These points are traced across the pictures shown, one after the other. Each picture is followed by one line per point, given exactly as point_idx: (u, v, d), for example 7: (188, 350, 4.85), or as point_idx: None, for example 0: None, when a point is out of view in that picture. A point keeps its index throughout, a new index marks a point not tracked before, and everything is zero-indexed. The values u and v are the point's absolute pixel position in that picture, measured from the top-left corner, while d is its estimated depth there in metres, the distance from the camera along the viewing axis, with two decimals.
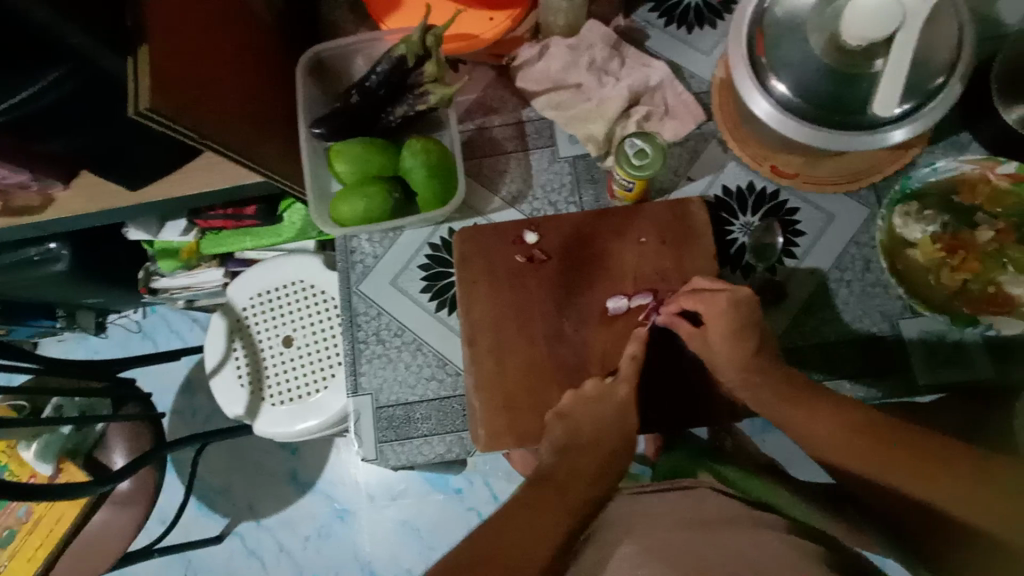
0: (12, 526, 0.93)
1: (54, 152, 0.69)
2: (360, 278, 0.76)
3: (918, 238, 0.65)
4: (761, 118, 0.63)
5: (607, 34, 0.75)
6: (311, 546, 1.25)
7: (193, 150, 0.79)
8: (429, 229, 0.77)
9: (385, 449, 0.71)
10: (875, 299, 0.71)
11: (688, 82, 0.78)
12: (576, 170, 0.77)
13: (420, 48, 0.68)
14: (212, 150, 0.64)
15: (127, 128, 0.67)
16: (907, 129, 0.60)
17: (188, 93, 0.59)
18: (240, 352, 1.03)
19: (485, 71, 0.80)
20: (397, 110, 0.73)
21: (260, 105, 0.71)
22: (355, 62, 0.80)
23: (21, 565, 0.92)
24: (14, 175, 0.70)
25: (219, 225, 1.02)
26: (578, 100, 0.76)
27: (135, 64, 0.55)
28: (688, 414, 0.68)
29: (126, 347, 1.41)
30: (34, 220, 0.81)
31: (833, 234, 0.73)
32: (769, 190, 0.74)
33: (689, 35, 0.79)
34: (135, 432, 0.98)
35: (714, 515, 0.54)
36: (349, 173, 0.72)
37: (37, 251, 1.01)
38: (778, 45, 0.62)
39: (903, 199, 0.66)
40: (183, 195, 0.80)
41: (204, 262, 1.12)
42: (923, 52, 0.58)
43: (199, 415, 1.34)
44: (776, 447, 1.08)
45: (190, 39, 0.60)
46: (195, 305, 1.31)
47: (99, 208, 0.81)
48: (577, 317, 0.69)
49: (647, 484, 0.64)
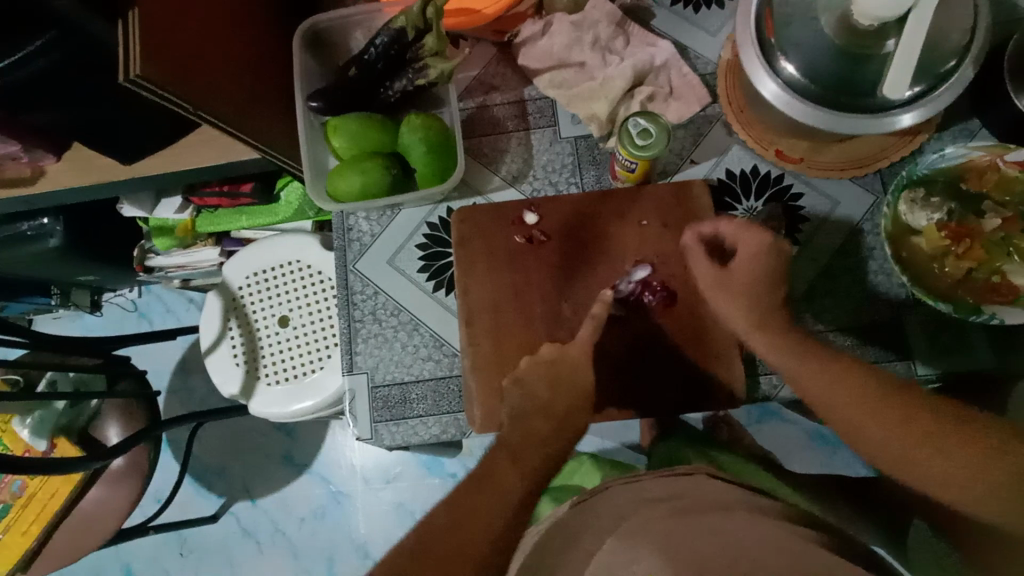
0: (4, 501, 0.92)
1: (45, 123, 0.67)
2: (357, 256, 0.75)
3: (923, 225, 0.65)
4: (768, 99, 0.61)
5: (612, 11, 0.73)
6: (306, 526, 1.26)
7: (188, 125, 0.78)
8: (427, 208, 0.76)
9: (381, 429, 0.71)
10: (877, 287, 0.70)
11: (693, 63, 0.77)
12: (577, 150, 0.76)
13: (420, 21, 0.66)
14: (205, 123, 0.62)
15: (119, 100, 0.65)
16: (916, 113, 0.59)
17: (180, 63, 0.57)
18: (235, 331, 1.02)
19: (486, 48, 0.79)
20: (396, 84, 0.72)
21: (253, 77, 0.69)
22: (354, 36, 0.78)
23: (13, 541, 0.91)
24: (4, 144, 0.69)
25: (215, 202, 1.01)
26: (581, 79, 0.74)
27: (126, 33, 0.53)
28: (689, 400, 0.67)
29: (122, 326, 1.41)
30: (26, 193, 0.79)
31: (837, 221, 0.72)
32: (773, 174, 0.73)
33: (696, 14, 0.77)
34: (130, 410, 0.98)
35: (709, 494, 0.53)
36: (347, 149, 0.70)
37: (29, 225, 1.00)
38: (788, 24, 0.60)
39: (909, 184, 0.65)
40: (178, 169, 0.78)
41: (200, 240, 1.11)
42: (935, 35, 0.57)
43: (195, 395, 1.34)
44: (770, 437, 1.14)
45: (182, 7, 0.58)
46: (191, 284, 1.30)
47: (91, 182, 0.79)
48: (575, 300, 0.68)
49: (646, 471, 0.60)
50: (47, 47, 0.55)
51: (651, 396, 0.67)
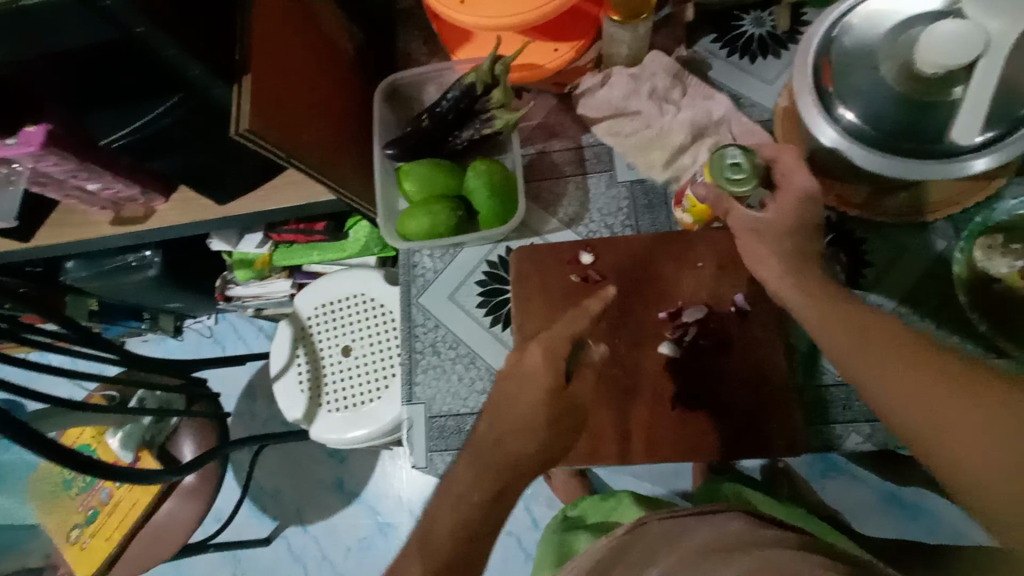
0: (94, 507, 1.01)
1: (162, 169, 0.77)
2: (420, 290, 0.79)
3: (1004, 272, 0.61)
4: (827, 146, 0.62)
5: (669, 64, 0.77)
6: (353, 556, 1.28)
7: (277, 169, 0.87)
8: (488, 247, 0.80)
9: (436, 459, 0.73)
10: (951, 338, 0.67)
11: (749, 110, 0.78)
12: (633, 194, 0.79)
13: (489, 77, 0.73)
14: (295, 169, 0.69)
15: (225, 149, 0.74)
16: (989, 158, 0.57)
17: (279, 117, 0.65)
18: (302, 358, 1.09)
19: (547, 99, 0.83)
20: (464, 133, 0.78)
21: (337, 128, 0.77)
22: (426, 90, 0.85)
23: (98, 546, 0.98)
24: (127, 188, 0.79)
25: (291, 238, 1.09)
26: (637, 127, 0.77)
27: (239, 93, 0.61)
28: (747, 447, 0.65)
29: (199, 351, 1.52)
30: (137, 229, 0.90)
31: (903, 269, 0.70)
32: (833, 219, 0.72)
33: (753, 64, 0.80)
34: (204, 429, 1.07)
35: (767, 535, 0.51)
36: (417, 193, 0.76)
37: (135, 257, 1.12)
38: (846, 75, 0.61)
39: (985, 231, 0.63)
40: (265, 209, 0.87)
41: (275, 273, 1.20)
42: (1009, 81, 0.56)
43: (258, 419, 1.41)
44: (838, 496, 1.06)
45: (285, 69, 0.66)
46: (263, 313, 1.40)
47: (192, 220, 0.89)
48: (630, 339, 0.69)
49: (680, 506, 0.59)
50: (174, 104, 0.64)
51: (706, 439, 0.66)
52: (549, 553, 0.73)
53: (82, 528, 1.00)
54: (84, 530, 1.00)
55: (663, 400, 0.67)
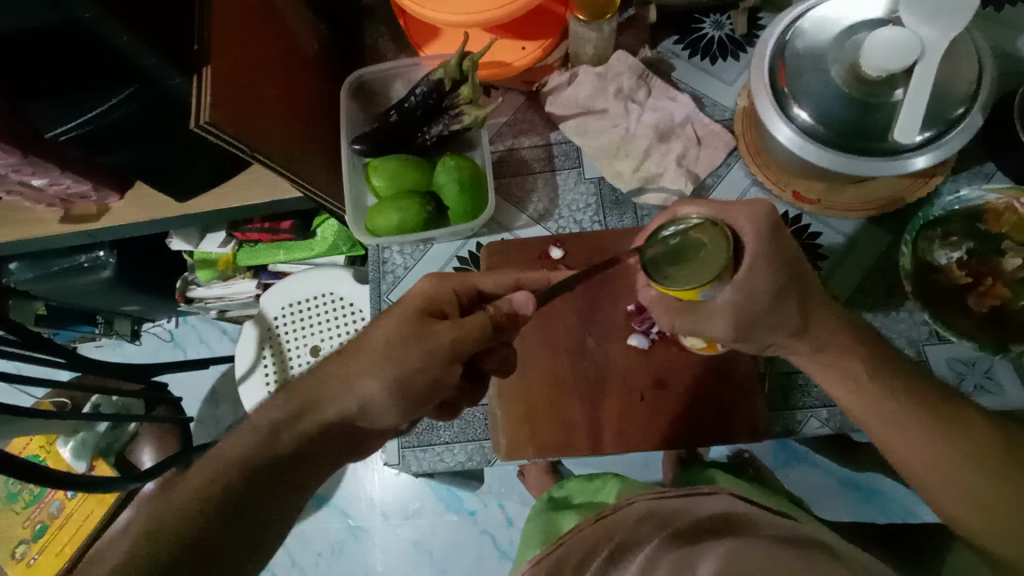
0: (42, 521, 0.97)
1: (116, 165, 0.74)
2: (391, 287, 0.79)
3: (942, 263, 0.67)
4: (783, 143, 0.65)
5: (634, 64, 0.79)
6: (323, 562, 1.25)
7: (240, 165, 0.84)
8: (458, 243, 0.80)
9: (408, 455, 0.73)
10: (898, 324, 0.71)
11: (709, 110, 0.81)
12: (600, 191, 0.80)
13: (457, 72, 0.73)
14: (258, 163, 0.68)
15: (184, 143, 0.72)
16: (929, 155, 0.61)
17: (240, 110, 0.63)
18: (268, 359, 1.07)
19: (516, 96, 0.84)
20: (433, 129, 0.78)
21: (303, 123, 0.76)
22: (394, 86, 0.85)
23: (48, 561, 0.95)
24: (78, 184, 0.76)
25: (256, 237, 1.07)
26: (604, 125, 0.79)
27: (200, 85, 0.60)
28: (714, 434, 0.67)
29: (158, 355, 1.46)
30: (90, 227, 0.86)
31: (855, 259, 0.74)
32: (791, 214, 0.76)
33: (713, 65, 0.83)
34: (165, 435, 1.02)
35: (735, 515, 0.52)
36: (386, 187, 0.76)
37: (87, 258, 1.07)
38: (799, 75, 0.64)
39: (926, 225, 0.68)
40: (228, 206, 0.84)
41: (240, 273, 1.17)
42: (942, 83, 0.60)
43: (223, 424, 1.37)
44: (799, 483, 1.11)
45: (248, 63, 0.65)
46: (227, 315, 1.36)
47: (150, 217, 0.86)
48: (599, 332, 0.71)
49: (666, 487, 0.61)
50: (129, 96, 0.62)
51: (675, 429, 0.68)
52: (535, 532, 0.73)
53: (29, 544, 0.97)
54: (31, 546, 0.97)
55: (632, 390, 0.69)
